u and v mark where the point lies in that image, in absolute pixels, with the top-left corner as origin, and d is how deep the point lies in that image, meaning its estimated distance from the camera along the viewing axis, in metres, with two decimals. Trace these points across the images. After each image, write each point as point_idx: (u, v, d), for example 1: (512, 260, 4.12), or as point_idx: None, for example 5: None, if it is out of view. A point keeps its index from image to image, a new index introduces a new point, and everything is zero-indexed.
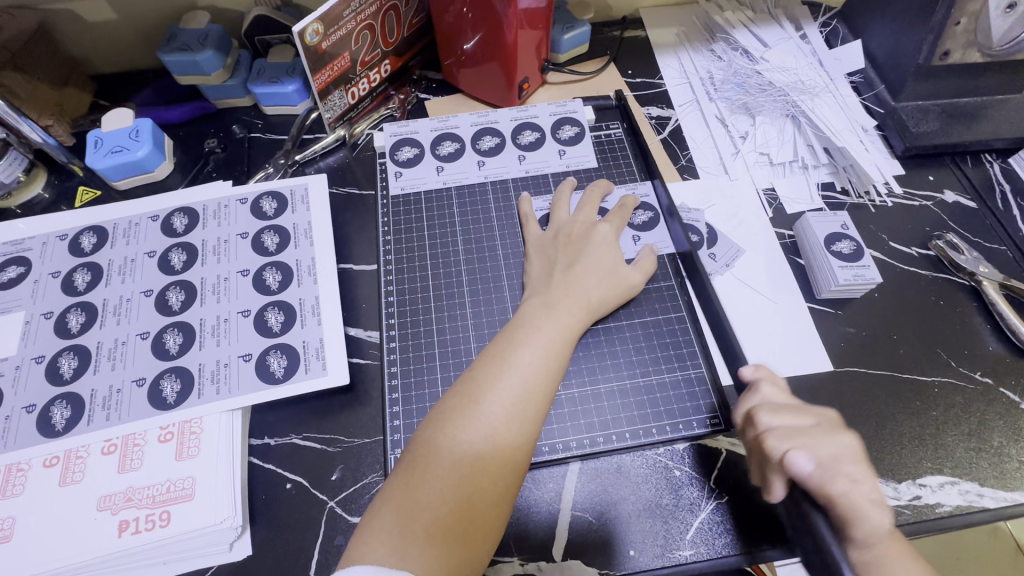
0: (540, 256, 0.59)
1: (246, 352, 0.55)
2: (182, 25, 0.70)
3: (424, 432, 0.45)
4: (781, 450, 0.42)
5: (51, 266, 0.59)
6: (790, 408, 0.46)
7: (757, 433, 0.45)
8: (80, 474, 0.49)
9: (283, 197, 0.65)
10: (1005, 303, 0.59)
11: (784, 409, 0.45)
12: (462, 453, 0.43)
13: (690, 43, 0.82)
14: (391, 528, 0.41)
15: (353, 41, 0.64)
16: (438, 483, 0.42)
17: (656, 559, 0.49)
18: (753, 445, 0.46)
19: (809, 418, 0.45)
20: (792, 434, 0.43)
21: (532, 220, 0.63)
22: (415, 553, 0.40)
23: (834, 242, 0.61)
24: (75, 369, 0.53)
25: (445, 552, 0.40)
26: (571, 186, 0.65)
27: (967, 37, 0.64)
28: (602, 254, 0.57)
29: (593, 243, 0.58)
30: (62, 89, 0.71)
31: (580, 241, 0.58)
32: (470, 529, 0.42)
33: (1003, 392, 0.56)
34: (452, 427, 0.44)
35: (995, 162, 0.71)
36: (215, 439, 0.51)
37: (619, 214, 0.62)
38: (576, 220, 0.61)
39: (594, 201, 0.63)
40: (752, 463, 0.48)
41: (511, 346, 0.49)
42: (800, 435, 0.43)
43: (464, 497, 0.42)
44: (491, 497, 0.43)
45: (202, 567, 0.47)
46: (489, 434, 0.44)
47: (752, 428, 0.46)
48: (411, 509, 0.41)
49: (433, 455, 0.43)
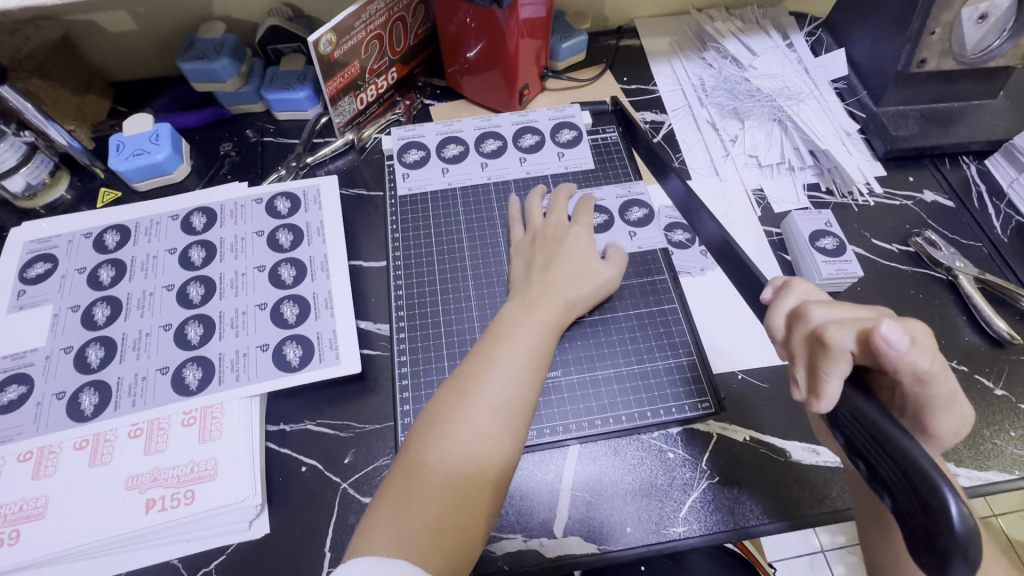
0: (518, 257, 0.62)
1: (264, 342, 0.58)
2: (199, 35, 0.74)
3: (418, 429, 0.48)
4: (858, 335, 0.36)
5: (77, 262, 0.63)
6: (843, 304, 0.40)
7: (812, 328, 0.39)
8: (109, 456, 0.52)
9: (297, 197, 0.68)
10: (979, 296, 0.62)
11: (834, 304, 0.40)
12: (454, 447, 0.46)
13: (683, 51, 0.86)
14: (391, 521, 0.43)
15: (363, 50, 0.68)
16: (432, 476, 0.45)
17: (651, 534, 0.52)
18: (799, 348, 0.39)
19: (866, 312, 0.39)
20: (858, 321, 0.37)
21: (517, 220, 0.66)
22: (413, 543, 0.42)
23: (819, 237, 0.65)
24: (102, 359, 0.56)
25: (442, 540, 0.43)
26: (570, 190, 0.67)
27: (942, 46, 0.68)
28: (578, 252, 0.60)
29: (568, 243, 0.61)
30: (84, 96, 0.75)
31: (556, 243, 0.61)
32: (465, 517, 0.44)
33: (979, 378, 0.59)
34: (442, 423, 0.47)
35: (972, 163, 0.75)
36: (235, 424, 0.54)
37: (585, 210, 0.65)
38: (551, 221, 0.63)
39: (562, 204, 0.65)
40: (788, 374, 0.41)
41: (495, 343, 0.52)
42: (867, 320, 0.37)
43: (457, 486, 0.45)
44: (483, 485, 0.46)
45: (223, 544, 0.50)
46: (474, 426, 0.47)
47: (801, 326, 0.39)
48: (407, 501, 0.44)
49: (427, 451, 0.46)
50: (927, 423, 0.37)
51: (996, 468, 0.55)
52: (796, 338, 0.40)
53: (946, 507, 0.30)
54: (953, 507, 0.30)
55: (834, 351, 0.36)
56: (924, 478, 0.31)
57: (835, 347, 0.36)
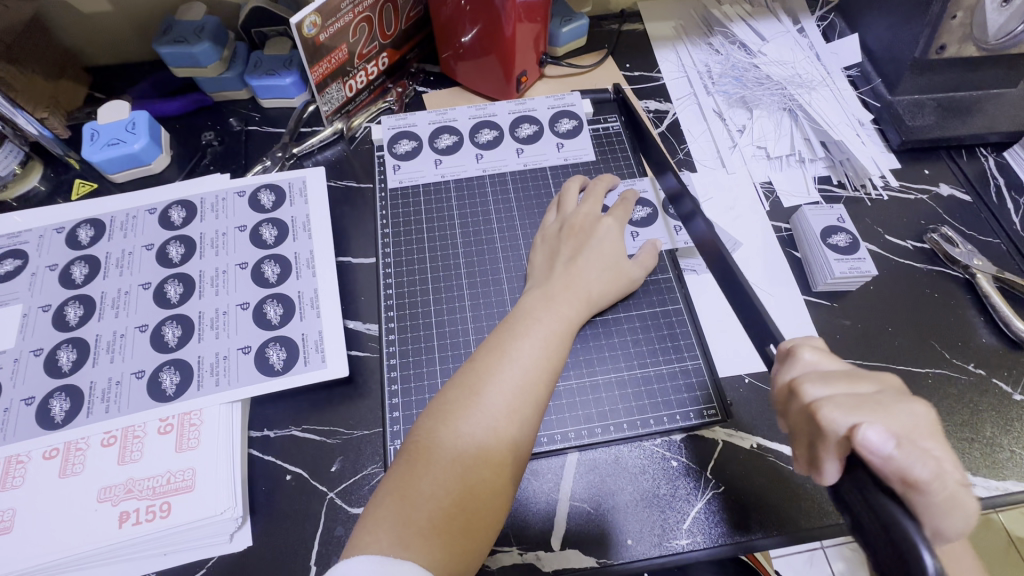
0: (542, 248, 0.59)
1: (246, 344, 0.55)
2: (178, 18, 0.70)
3: (425, 423, 0.45)
4: (846, 425, 0.32)
5: (49, 259, 0.59)
6: (843, 376, 0.36)
7: (804, 405, 0.35)
8: (81, 466, 0.49)
9: (281, 189, 0.65)
10: (998, 295, 0.59)
11: (835, 377, 0.36)
12: (464, 447, 0.43)
13: (689, 37, 0.82)
14: (393, 519, 0.40)
15: (351, 33, 0.64)
16: (440, 474, 0.42)
17: (654, 547, 0.49)
18: (799, 424, 0.37)
19: (871, 384, 0.35)
20: (855, 402, 0.33)
21: (549, 208, 0.64)
22: (416, 543, 0.39)
23: (831, 234, 0.62)
24: (75, 361, 0.53)
25: (447, 542, 0.40)
26: (608, 183, 0.64)
27: (963, 31, 0.64)
28: (606, 247, 0.57)
29: (596, 237, 0.57)
30: (57, 82, 0.71)
31: (583, 235, 0.58)
32: (472, 520, 0.42)
33: (995, 382, 0.56)
34: (454, 419, 0.44)
35: (990, 156, 0.71)
36: (215, 431, 0.51)
37: (621, 207, 0.61)
38: (582, 210, 0.60)
39: (597, 195, 0.62)
40: (795, 445, 0.39)
41: (511, 338, 0.49)
42: (867, 405, 0.33)
43: (466, 487, 0.42)
44: (493, 488, 0.43)
45: (203, 558, 0.48)
46: (490, 426, 0.44)
47: (794, 402, 0.37)
48: (411, 500, 0.41)
49: (435, 447, 0.43)
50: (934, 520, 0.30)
51: (1014, 477, 0.52)
52: (793, 416, 0.37)
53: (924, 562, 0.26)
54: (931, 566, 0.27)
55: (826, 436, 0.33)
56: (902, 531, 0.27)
57: (824, 433, 0.33)
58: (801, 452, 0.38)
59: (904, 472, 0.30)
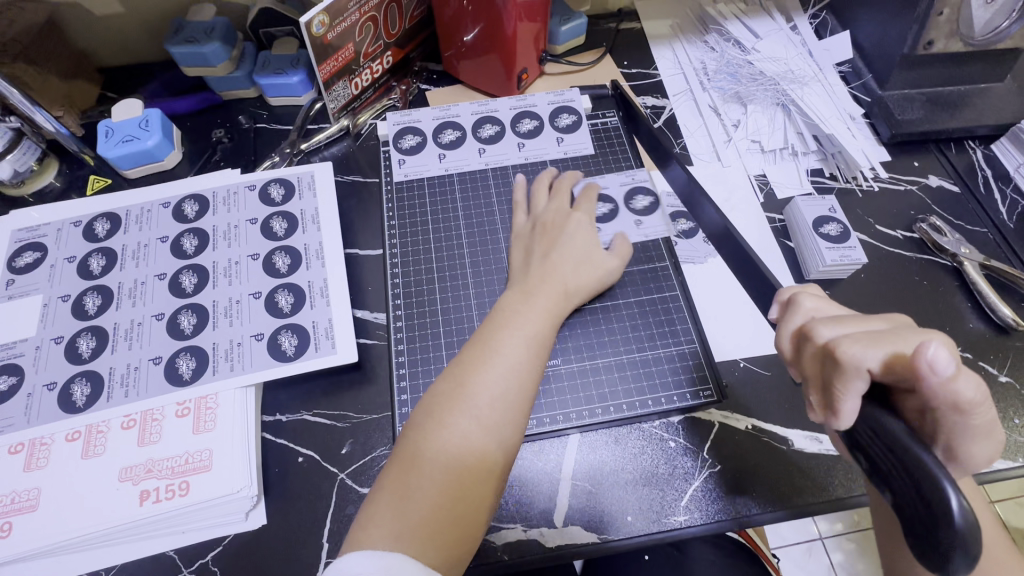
0: (518, 244, 0.61)
1: (258, 332, 0.57)
2: (189, 18, 0.72)
3: (416, 420, 0.47)
4: (873, 358, 0.34)
5: (67, 251, 0.61)
6: (852, 318, 0.38)
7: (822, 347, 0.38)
8: (102, 448, 0.51)
9: (291, 184, 0.67)
10: (985, 282, 0.61)
11: (846, 320, 0.39)
12: (453, 438, 0.45)
13: (685, 35, 0.84)
14: (389, 514, 0.42)
15: (357, 33, 0.66)
16: (432, 467, 0.44)
17: (651, 524, 0.51)
18: (812, 367, 0.39)
19: (878, 322, 0.38)
20: (873, 337, 0.35)
21: (516, 209, 0.66)
22: (410, 538, 0.42)
23: (822, 224, 0.64)
24: (94, 349, 0.55)
25: (442, 531, 0.42)
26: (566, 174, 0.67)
27: (950, 27, 0.66)
28: (577, 240, 0.59)
29: (568, 230, 0.60)
30: (71, 83, 0.73)
31: (556, 230, 0.60)
32: (466, 507, 0.43)
33: (982, 365, 0.59)
34: (441, 415, 0.46)
35: (978, 148, 0.73)
36: (230, 415, 0.53)
37: (587, 196, 0.64)
38: (550, 208, 0.63)
39: (563, 191, 0.65)
40: (807, 392, 0.40)
41: (494, 334, 0.51)
42: (884, 337, 0.35)
43: (458, 478, 0.44)
44: (484, 476, 0.45)
45: (220, 536, 0.50)
46: (477, 418, 0.46)
47: (811, 346, 0.39)
48: (407, 494, 0.43)
49: (426, 441, 0.45)
50: (959, 451, 0.35)
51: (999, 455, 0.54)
52: (806, 358, 0.39)
53: (946, 501, 0.30)
54: (956, 504, 0.30)
55: (848, 369, 0.35)
56: (919, 465, 0.32)
57: (850, 368, 0.35)
58: (812, 399, 0.40)
59: (954, 396, 0.33)
